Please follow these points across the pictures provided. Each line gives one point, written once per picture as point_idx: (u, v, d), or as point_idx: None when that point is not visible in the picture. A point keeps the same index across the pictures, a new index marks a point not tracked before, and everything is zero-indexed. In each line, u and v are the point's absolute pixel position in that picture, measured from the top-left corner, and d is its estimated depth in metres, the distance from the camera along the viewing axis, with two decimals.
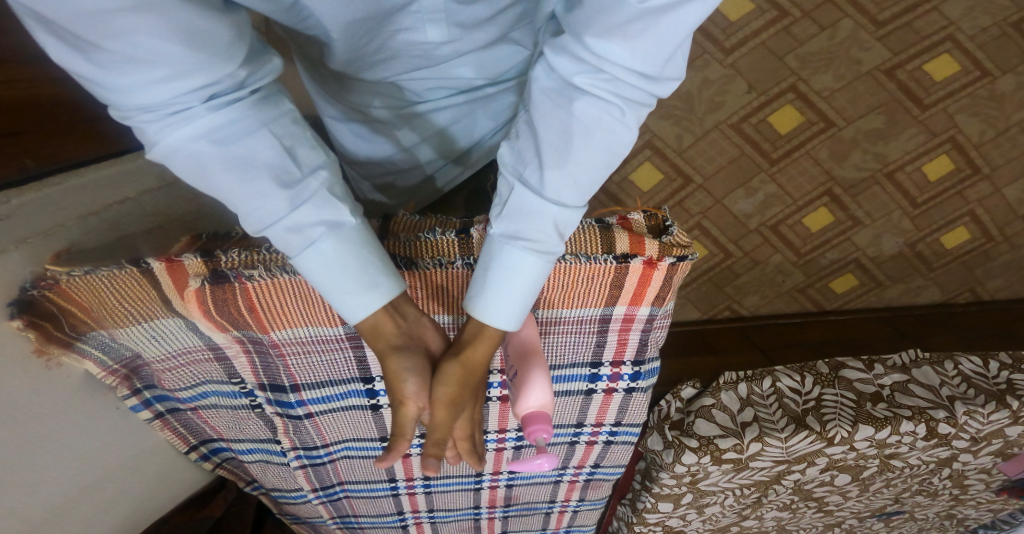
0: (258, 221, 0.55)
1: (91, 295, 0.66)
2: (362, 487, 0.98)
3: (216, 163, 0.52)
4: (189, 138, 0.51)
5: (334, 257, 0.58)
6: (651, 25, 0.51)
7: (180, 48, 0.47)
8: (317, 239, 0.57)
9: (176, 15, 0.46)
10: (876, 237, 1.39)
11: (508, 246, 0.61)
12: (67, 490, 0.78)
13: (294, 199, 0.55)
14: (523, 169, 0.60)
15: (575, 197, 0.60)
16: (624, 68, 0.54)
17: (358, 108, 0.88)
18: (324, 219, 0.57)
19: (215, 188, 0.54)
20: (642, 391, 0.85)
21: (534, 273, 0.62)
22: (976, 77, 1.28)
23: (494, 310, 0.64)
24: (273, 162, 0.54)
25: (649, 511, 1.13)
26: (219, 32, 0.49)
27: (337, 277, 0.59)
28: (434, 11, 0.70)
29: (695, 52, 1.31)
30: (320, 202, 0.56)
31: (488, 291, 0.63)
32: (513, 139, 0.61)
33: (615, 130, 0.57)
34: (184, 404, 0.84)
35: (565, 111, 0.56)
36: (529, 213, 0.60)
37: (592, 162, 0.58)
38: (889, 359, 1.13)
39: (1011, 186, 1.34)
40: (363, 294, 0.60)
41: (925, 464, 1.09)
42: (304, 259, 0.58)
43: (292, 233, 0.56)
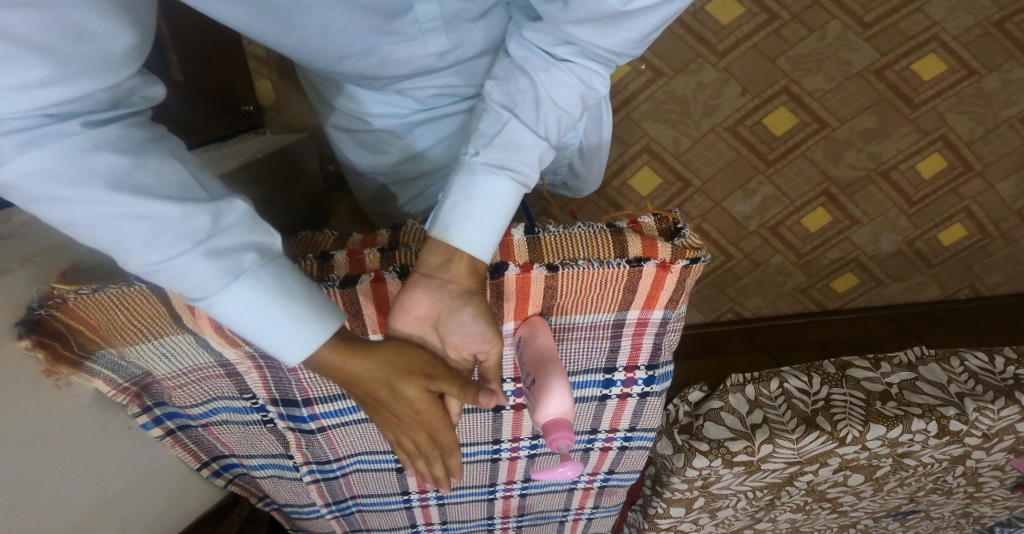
0: (157, 250, 0.53)
1: (101, 314, 0.64)
2: (375, 500, 0.97)
3: (103, 187, 0.51)
4: (69, 164, 0.50)
5: (274, 286, 0.58)
6: (626, 17, 0.56)
7: (69, 52, 0.49)
8: (250, 269, 0.56)
9: (70, 19, 0.49)
10: (874, 236, 1.39)
11: (494, 175, 0.62)
12: (84, 507, 0.78)
13: (214, 220, 0.54)
14: (515, 107, 0.63)
15: (554, 133, 0.65)
16: (600, 47, 0.59)
17: (360, 120, 0.88)
18: (252, 244, 0.57)
19: (96, 213, 0.51)
20: (656, 395, 0.84)
21: (513, 203, 0.64)
22: (963, 76, 1.25)
23: (471, 239, 0.63)
24: (170, 192, 0.53)
25: (661, 516, 1.12)
26: (114, 42, 0.51)
27: (270, 308, 0.58)
28: (429, 21, 0.71)
29: (687, 56, 1.27)
30: (245, 227, 0.56)
31: (465, 219, 0.63)
32: (501, 80, 0.65)
33: (592, 87, 0.63)
34: (194, 421, 0.82)
35: (553, 69, 0.62)
36: (522, 147, 0.63)
37: (572, 110, 0.64)
38: (895, 356, 1.13)
39: (1004, 182, 1.33)
40: (292, 322, 0.59)
41: (939, 462, 1.09)
42: (234, 294, 0.57)
43: (211, 258, 0.54)
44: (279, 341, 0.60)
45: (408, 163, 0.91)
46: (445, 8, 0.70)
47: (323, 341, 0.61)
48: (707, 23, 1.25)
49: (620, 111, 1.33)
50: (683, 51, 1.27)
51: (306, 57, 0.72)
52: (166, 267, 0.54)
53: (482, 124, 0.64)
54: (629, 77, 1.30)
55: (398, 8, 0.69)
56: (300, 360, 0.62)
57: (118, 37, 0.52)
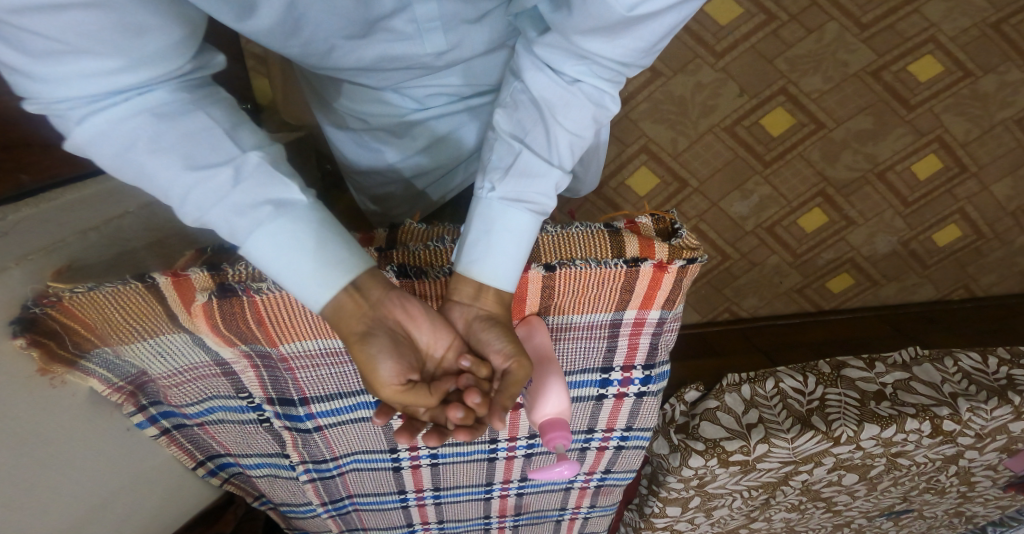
0: (191, 201, 0.55)
1: (96, 313, 0.64)
2: (372, 499, 0.97)
3: (141, 147, 0.53)
4: (115, 128, 0.52)
5: (286, 237, 0.57)
6: (631, 26, 0.56)
7: (129, 43, 0.50)
8: (266, 219, 0.56)
9: (132, 17, 0.49)
10: (870, 237, 1.39)
11: (512, 208, 0.62)
12: (76, 506, 0.77)
13: (234, 174, 0.54)
14: (526, 136, 0.63)
15: (567, 159, 0.64)
16: (607, 58, 0.59)
17: (356, 118, 0.88)
18: (267, 197, 0.55)
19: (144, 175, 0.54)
20: (653, 395, 0.84)
21: (533, 234, 0.63)
22: (959, 78, 1.26)
23: (495, 274, 0.63)
24: (199, 150, 0.54)
25: (657, 516, 1.12)
26: (169, 33, 0.52)
27: (288, 255, 0.57)
28: (428, 20, 0.70)
29: (686, 56, 1.28)
30: (261, 180, 0.55)
31: (487, 254, 0.63)
32: (509, 108, 0.65)
33: (604, 105, 0.63)
34: (190, 420, 0.82)
35: (561, 91, 0.61)
36: (536, 176, 0.63)
37: (585, 133, 0.64)
38: (889, 357, 1.14)
39: (999, 184, 1.34)
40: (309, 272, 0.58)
41: (932, 461, 1.10)
42: (253, 244, 0.56)
43: (233, 211, 0.55)
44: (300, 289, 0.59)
45: (410, 166, 0.92)
46: (444, 8, 0.69)
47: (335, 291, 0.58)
48: (705, 24, 1.27)
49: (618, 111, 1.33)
50: (682, 51, 1.28)
51: (316, 60, 0.72)
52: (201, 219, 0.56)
53: (494, 156, 0.64)
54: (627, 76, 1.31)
55: (389, 10, 0.68)
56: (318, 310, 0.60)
57: (171, 29, 0.52)
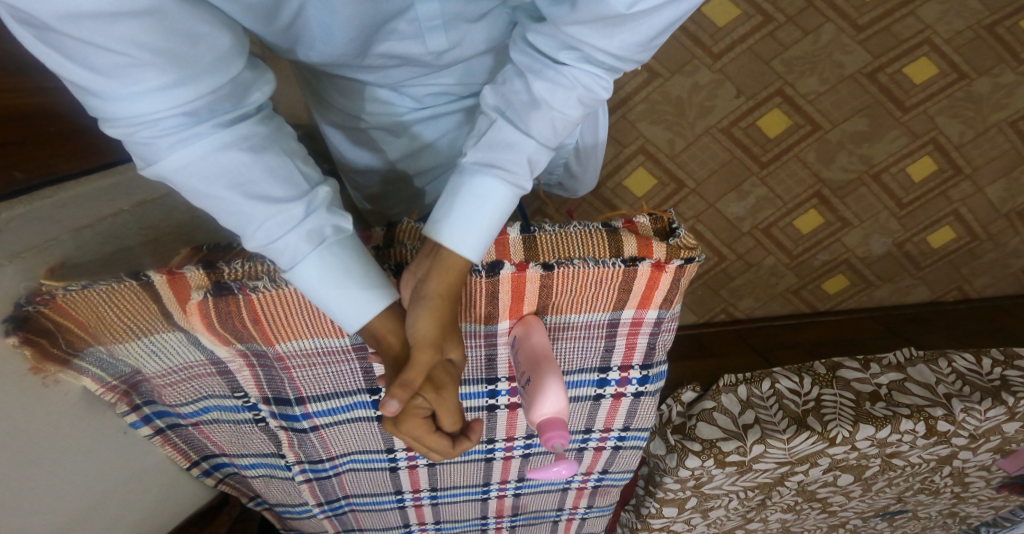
0: (265, 230, 0.56)
1: (90, 310, 0.63)
2: (368, 500, 0.96)
3: (217, 178, 0.54)
4: (194, 156, 0.53)
5: (342, 264, 0.60)
6: (629, 18, 0.55)
7: (187, 53, 0.50)
8: (325, 245, 0.59)
9: (183, 25, 0.49)
10: (865, 238, 1.39)
11: (480, 174, 0.62)
12: (67, 508, 0.76)
13: (304, 206, 0.57)
14: (504, 107, 0.63)
15: (550, 135, 0.63)
16: (603, 51, 0.58)
17: (355, 118, 0.87)
18: (329, 227, 0.59)
19: (221, 202, 0.55)
20: (650, 395, 0.84)
21: (502, 203, 0.62)
22: (954, 79, 1.27)
23: (458, 238, 0.62)
24: (271, 180, 0.55)
25: (654, 516, 1.12)
26: (219, 40, 0.52)
27: (345, 278, 0.60)
28: (430, 18, 0.69)
29: (683, 57, 1.29)
30: (326, 211, 0.58)
31: (453, 217, 0.62)
32: (495, 84, 0.65)
33: (593, 89, 0.61)
34: (185, 420, 0.81)
35: (545, 70, 0.61)
36: (509, 146, 0.62)
37: (571, 113, 0.62)
38: (883, 357, 1.14)
39: (993, 186, 1.34)
40: (364, 294, 0.61)
41: (927, 462, 1.10)
42: (308, 270, 0.59)
43: (302, 240, 0.57)
44: (351, 310, 0.61)
45: (410, 163, 0.91)
46: (445, 8, 0.68)
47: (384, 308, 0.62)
48: (703, 26, 1.27)
49: (615, 111, 1.33)
50: (680, 53, 1.29)
51: (325, 57, 0.72)
52: (272, 246, 0.57)
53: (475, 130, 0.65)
54: (625, 77, 1.31)
55: (396, 10, 0.67)
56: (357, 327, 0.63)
57: (220, 35, 0.52)
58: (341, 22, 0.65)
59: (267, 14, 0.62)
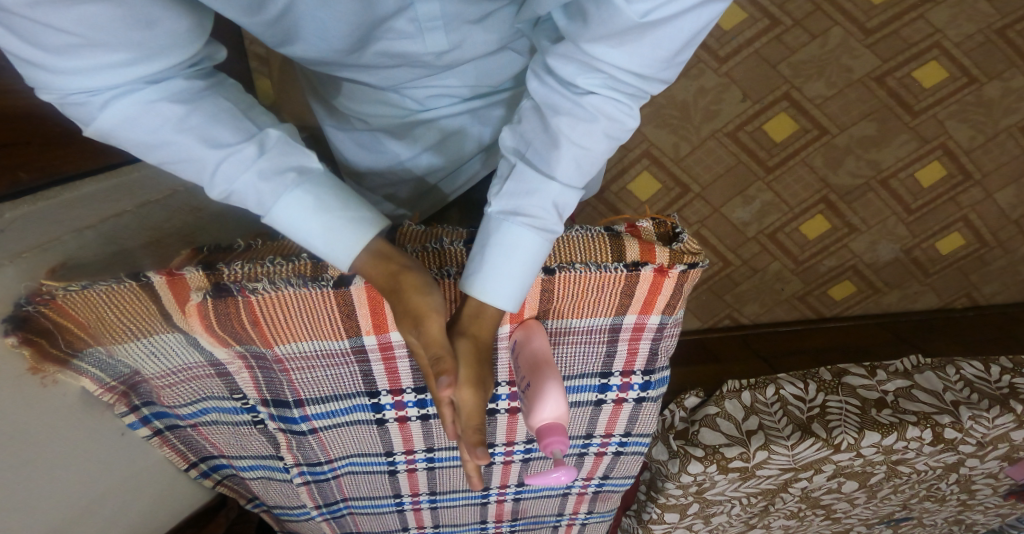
0: (223, 177, 0.56)
1: (89, 311, 0.63)
2: (367, 503, 0.96)
3: (163, 130, 0.54)
4: (137, 113, 0.53)
5: (314, 199, 0.58)
6: (646, 33, 0.55)
7: (141, 34, 0.50)
8: (290, 186, 0.57)
9: (143, 11, 0.49)
10: (873, 244, 1.37)
11: (507, 223, 0.63)
12: (63, 507, 0.76)
13: (258, 147, 0.56)
14: (525, 150, 0.64)
15: (575, 175, 0.62)
16: (623, 70, 0.58)
17: (358, 118, 0.87)
18: (292, 164, 0.58)
19: (176, 157, 0.55)
20: (652, 400, 0.83)
21: (531, 250, 0.63)
22: (964, 84, 1.26)
23: (492, 290, 0.64)
24: (219, 128, 0.55)
25: (655, 522, 1.11)
26: (176, 22, 0.52)
27: (314, 215, 0.59)
28: (430, 18, 0.68)
29: (689, 61, 1.28)
30: (283, 150, 0.58)
31: (485, 270, 0.63)
32: (516, 124, 0.65)
33: (617, 119, 0.60)
34: (183, 421, 0.81)
35: (568, 104, 0.60)
36: (532, 190, 0.62)
37: (596, 148, 0.61)
38: (890, 364, 1.12)
39: (1003, 192, 1.33)
40: (339, 234, 0.59)
41: (933, 469, 1.08)
42: (281, 208, 0.58)
43: (264, 181, 0.57)
44: (326, 247, 0.60)
45: (411, 167, 0.91)
46: (446, 9, 0.68)
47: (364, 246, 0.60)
48: (709, 29, 1.27)
49: None
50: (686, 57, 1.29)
51: (327, 57, 0.72)
52: (233, 193, 0.57)
53: (498, 171, 0.65)
54: None
55: (396, 8, 0.67)
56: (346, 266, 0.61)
57: (180, 20, 0.52)
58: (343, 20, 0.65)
59: (267, 13, 0.62)
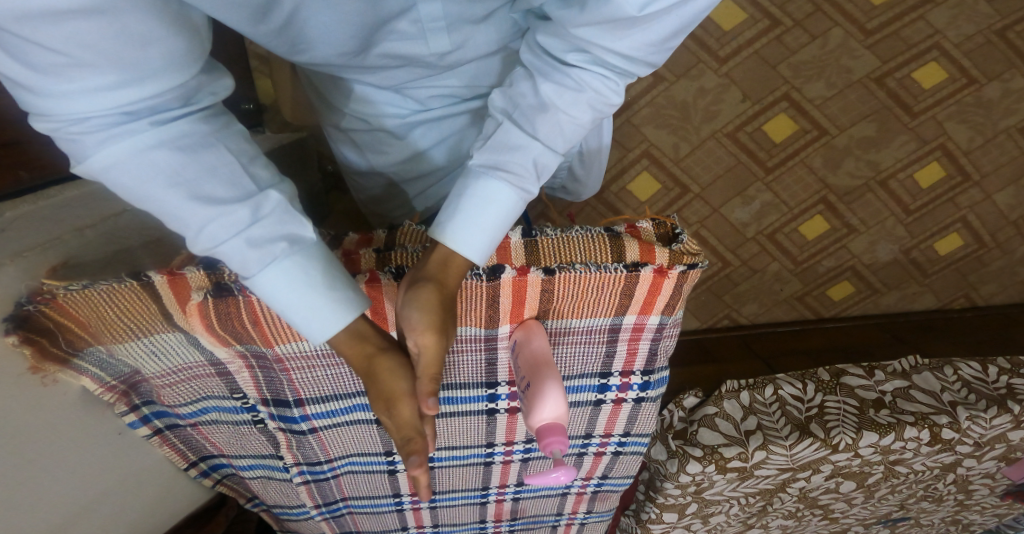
0: (209, 236, 0.55)
1: (90, 310, 0.63)
2: (366, 502, 0.96)
3: (153, 181, 0.53)
4: (127, 154, 0.52)
5: (301, 275, 0.59)
6: (642, 22, 0.55)
7: (135, 56, 0.50)
8: (279, 257, 0.57)
9: (138, 29, 0.49)
10: (872, 245, 1.37)
11: (485, 175, 0.62)
12: (63, 506, 0.76)
13: (253, 212, 0.56)
14: (512, 110, 0.64)
15: (558, 139, 0.63)
16: (615, 53, 0.58)
17: (359, 119, 0.87)
18: (285, 233, 0.57)
19: (161, 206, 0.54)
20: (651, 400, 0.83)
21: (506, 204, 0.62)
22: (963, 85, 1.27)
23: (462, 239, 0.62)
24: (214, 185, 0.55)
25: (654, 521, 1.12)
26: (174, 45, 0.52)
27: (300, 288, 0.59)
28: (433, 19, 0.69)
29: (690, 61, 1.28)
30: (280, 217, 0.57)
31: (458, 218, 0.62)
32: (505, 88, 0.66)
33: (603, 94, 0.61)
34: (183, 420, 0.81)
35: (556, 74, 0.61)
36: (515, 148, 0.63)
37: (581, 118, 0.63)
38: (889, 365, 1.13)
39: (1002, 193, 1.33)
40: (320, 307, 0.60)
41: (930, 470, 1.09)
42: (264, 279, 0.58)
43: (252, 249, 0.56)
44: (307, 317, 0.60)
45: (410, 169, 0.91)
46: (448, 9, 0.68)
47: (341, 328, 0.61)
48: (710, 29, 1.27)
49: (620, 115, 1.33)
50: (687, 58, 1.29)
51: (328, 57, 0.72)
52: (218, 252, 0.56)
53: (484, 131, 0.66)
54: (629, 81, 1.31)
55: (398, 9, 0.67)
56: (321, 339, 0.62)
57: (175, 40, 0.52)
58: (345, 21, 0.65)
59: (268, 14, 0.62)
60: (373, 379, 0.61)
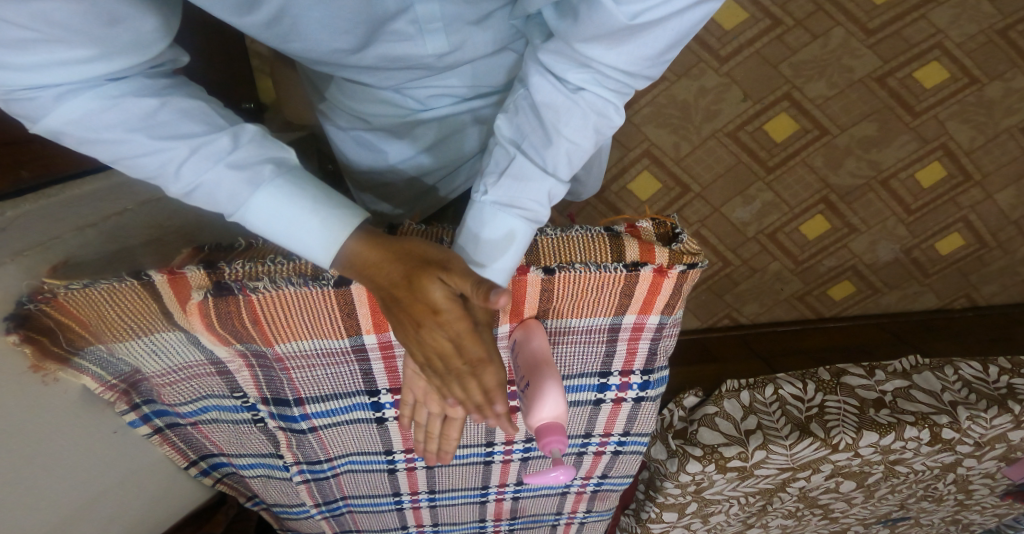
0: (191, 171, 0.55)
1: (91, 309, 0.63)
2: (366, 501, 0.96)
3: (127, 127, 0.53)
4: (99, 109, 0.53)
5: (292, 190, 0.58)
6: (636, 32, 0.55)
7: (103, 33, 0.51)
8: (264, 178, 0.57)
9: (105, 6, 0.50)
10: (873, 244, 1.37)
11: (501, 212, 0.64)
12: (64, 504, 0.77)
13: (231, 140, 0.56)
14: (522, 141, 0.64)
15: (566, 169, 0.64)
16: (613, 67, 0.58)
17: (358, 117, 0.87)
18: (267, 157, 0.58)
19: (139, 153, 0.54)
20: (651, 400, 0.84)
21: (522, 240, 0.65)
22: (965, 84, 1.26)
23: (481, 275, 0.65)
24: (190, 123, 0.55)
25: (654, 521, 1.12)
26: (143, 22, 0.53)
27: (292, 208, 0.58)
28: (430, 20, 0.69)
29: (690, 60, 1.28)
30: (259, 144, 0.58)
31: (477, 255, 0.64)
32: (511, 113, 0.65)
33: (606, 115, 0.61)
34: (184, 419, 0.81)
35: (562, 99, 0.60)
36: (529, 183, 0.63)
37: (585, 143, 0.63)
38: (889, 364, 1.13)
39: (1003, 192, 1.33)
40: (317, 226, 0.58)
41: (930, 470, 1.09)
42: (256, 204, 0.57)
43: (236, 171, 0.56)
44: (306, 240, 0.59)
45: (410, 166, 0.91)
46: (446, 9, 0.68)
47: (347, 236, 0.59)
48: (711, 29, 1.27)
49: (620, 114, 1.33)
50: (687, 57, 1.29)
51: (327, 56, 0.71)
52: (200, 186, 0.56)
53: (492, 161, 0.66)
54: None
55: (395, 10, 0.67)
56: (328, 261, 0.60)
57: (145, 18, 0.53)
58: (342, 19, 0.66)
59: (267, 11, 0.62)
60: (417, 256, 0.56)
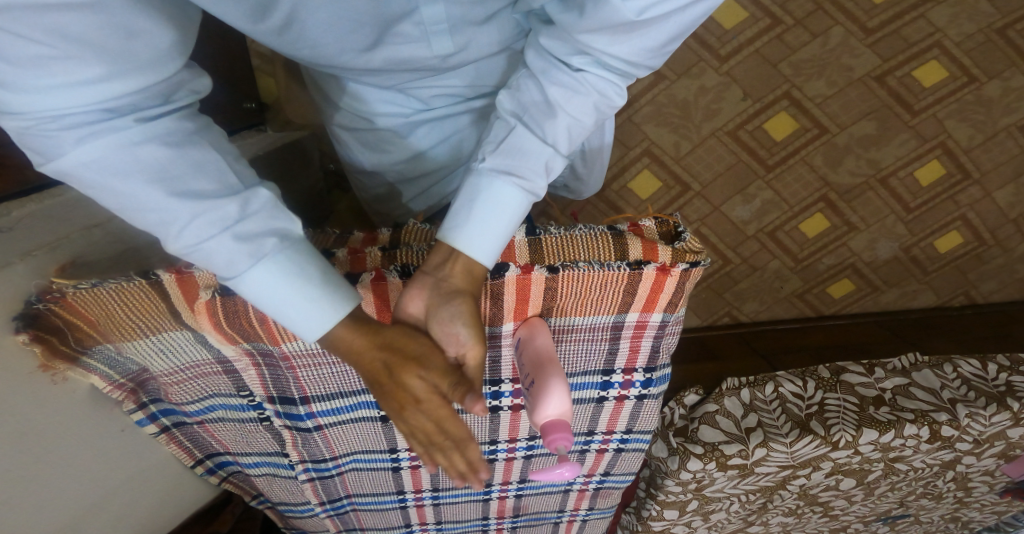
0: (192, 233, 0.55)
1: (100, 309, 0.64)
2: (370, 499, 0.97)
3: (134, 177, 0.53)
4: (108, 152, 0.53)
5: (294, 267, 0.58)
6: (640, 27, 0.56)
7: (118, 48, 0.51)
8: (267, 254, 0.57)
9: (122, 20, 0.51)
10: (872, 242, 1.38)
11: (499, 180, 0.62)
12: (72, 504, 0.77)
13: (240, 207, 0.56)
14: (523, 113, 0.64)
15: (565, 143, 0.64)
16: (616, 57, 0.59)
17: (362, 117, 0.88)
18: (274, 229, 0.58)
19: (141, 205, 0.54)
20: (653, 397, 0.84)
21: (516, 208, 0.63)
22: (963, 83, 1.26)
23: (472, 243, 0.63)
24: (199, 179, 0.55)
25: (655, 518, 1.12)
26: (158, 38, 0.54)
27: (289, 287, 0.59)
28: (435, 23, 0.69)
29: (690, 59, 1.28)
30: (268, 214, 0.58)
31: (469, 223, 0.63)
32: (514, 89, 0.66)
33: (608, 96, 0.62)
34: (190, 418, 0.82)
35: (564, 77, 0.61)
36: (528, 153, 0.63)
37: (586, 121, 0.63)
38: (889, 362, 1.13)
39: (1001, 191, 1.33)
40: (308, 307, 0.60)
41: (930, 467, 1.09)
42: (251, 277, 0.58)
43: (239, 243, 0.56)
44: (295, 318, 0.60)
45: (413, 167, 0.91)
46: (451, 10, 0.69)
47: (336, 321, 0.61)
48: (711, 28, 1.27)
49: (621, 114, 1.34)
50: (687, 56, 1.29)
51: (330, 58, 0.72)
52: (199, 249, 0.56)
53: (491, 133, 0.65)
54: None
55: (401, 11, 0.68)
56: (313, 336, 0.62)
57: (161, 32, 0.54)
58: (348, 20, 0.66)
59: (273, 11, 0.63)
60: (396, 351, 0.60)
